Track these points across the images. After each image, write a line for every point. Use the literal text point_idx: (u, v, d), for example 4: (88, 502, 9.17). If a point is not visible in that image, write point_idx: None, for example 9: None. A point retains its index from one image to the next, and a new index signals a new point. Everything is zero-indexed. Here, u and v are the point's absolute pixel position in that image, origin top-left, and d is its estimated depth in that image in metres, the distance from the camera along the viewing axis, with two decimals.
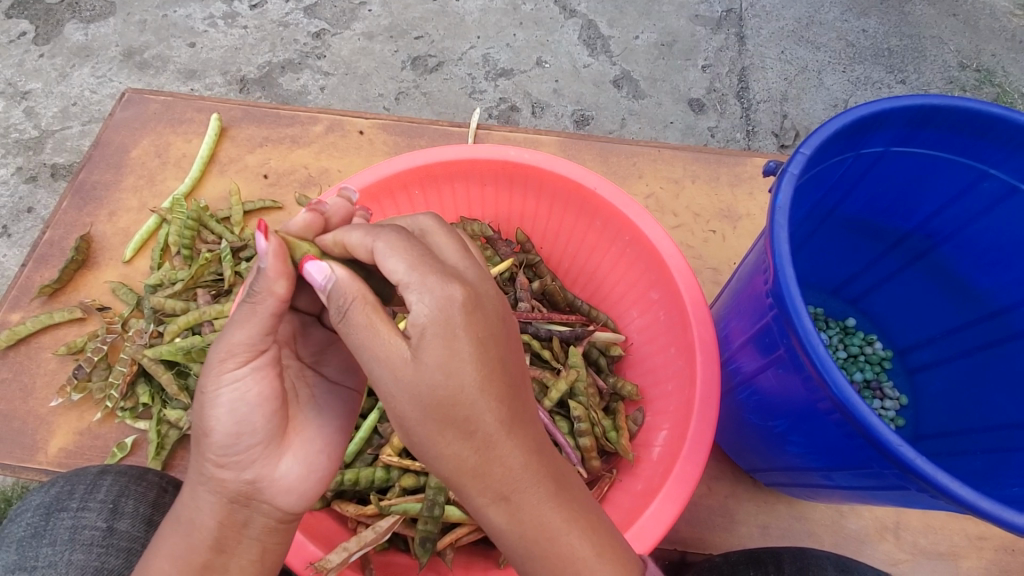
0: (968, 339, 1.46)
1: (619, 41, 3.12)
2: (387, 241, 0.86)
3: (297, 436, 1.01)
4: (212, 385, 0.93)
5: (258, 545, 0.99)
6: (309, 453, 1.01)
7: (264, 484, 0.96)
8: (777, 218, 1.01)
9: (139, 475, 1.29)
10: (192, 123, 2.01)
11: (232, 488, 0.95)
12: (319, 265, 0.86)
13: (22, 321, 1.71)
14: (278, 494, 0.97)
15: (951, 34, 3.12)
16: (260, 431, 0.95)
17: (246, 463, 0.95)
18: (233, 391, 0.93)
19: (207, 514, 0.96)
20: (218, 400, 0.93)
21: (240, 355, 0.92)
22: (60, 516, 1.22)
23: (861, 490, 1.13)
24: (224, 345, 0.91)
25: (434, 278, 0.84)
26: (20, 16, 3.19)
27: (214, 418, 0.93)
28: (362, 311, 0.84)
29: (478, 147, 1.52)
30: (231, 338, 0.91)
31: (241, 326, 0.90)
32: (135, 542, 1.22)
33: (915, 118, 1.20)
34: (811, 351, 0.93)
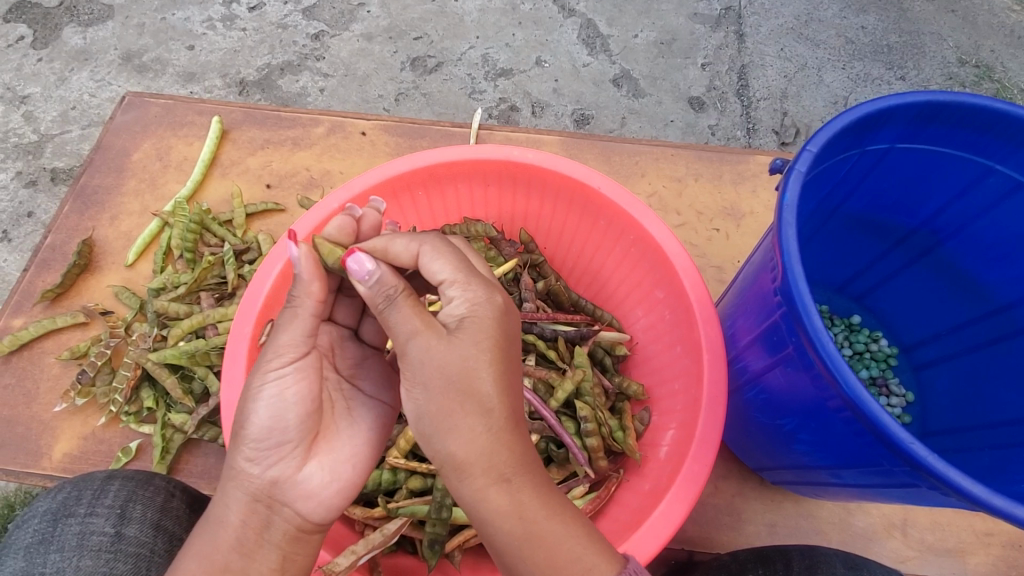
0: (974, 335, 1.45)
1: (619, 40, 3.11)
2: (433, 245, 0.97)
3: (326, 447, 1.01)
4: (257, 379, 0.98)
5: (278, 552, 0.96)
6: (334, 463, 1.01)
7: (288, 485, 0.96)
8: (785, 216, 1.00)
9: (146, 480, 1.29)
10: (193, 125, 2.01)
11: (261, 484, 0.96)
12: (364, 260, 0.89)
13: (24, 326, 1.71)
14: (299, 498, 0.97)
15: (951, 30, 3.12)
16: (297, 430, 0.98)
17: (279, 461, 0.97)
18: (280, 386, 0.97)
19: (230, 510, 0.95)
20: (265, 395, 0.97)
21: (290, 352, 0.98)
22: (67, 522, 1.21)
23: (870, 488, 1.13)
24: (275, 342, 0.98)
25: (476, 283, 0.94)
26: (18, 20, 3.18)
27: (258, 411, 0.96)
28: (405, 303, 0.88)
29: (481, 147, 1.52)
30: (284, 336, 0.98)
31: (287, 327, 0.98)
32: (143, 547, 1.22)
33: (920, 115, 1.19)
34: (821, 349, 0.93)
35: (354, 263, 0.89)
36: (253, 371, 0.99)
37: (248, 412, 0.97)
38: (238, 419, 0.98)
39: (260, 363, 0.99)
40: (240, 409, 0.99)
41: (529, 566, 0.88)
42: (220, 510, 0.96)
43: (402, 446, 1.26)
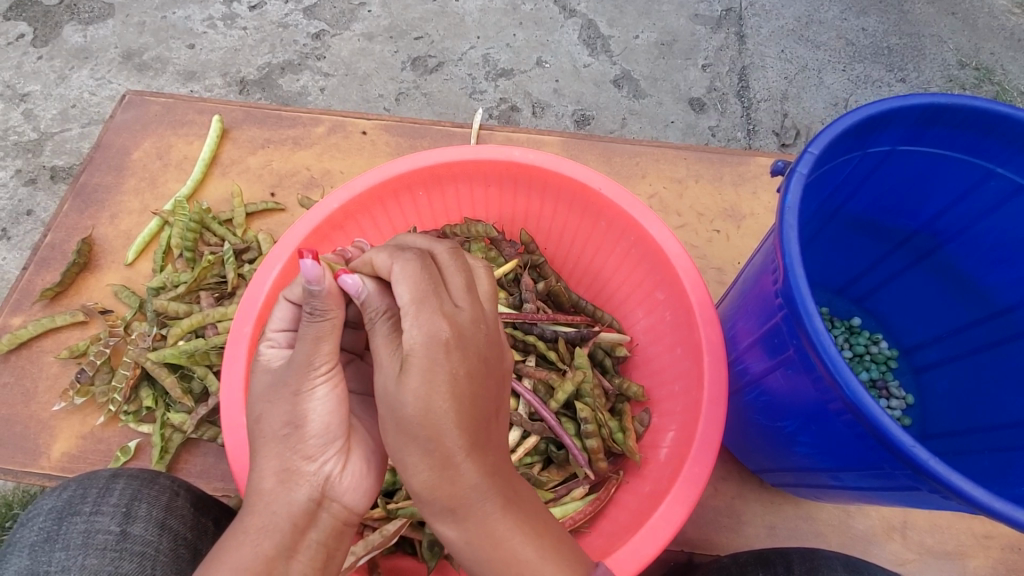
0: (974, 338, 1.45)
1: (619, 41, 3.11)
2: (403, 265, 0.92)
3: (357, 439, 1.04)
4: (297, 384, 0.95)
5: (323, 550, 0.93)
6: (368, 455, 1.04)
7: (340, 481, 0.97)
8: (786, 218, 1.00)
9: (150, 479, 1.29)
10: (193, 124, 2.00)
11: (316, 482, 0.94)
12: (354, 276, 0.97)
13: (24, 325, 1.70)
14: (347, 493, 0.97)
15: (950, 32, 3.12)
16: (342, 429, 0.98)
17: (330, 458, 0.97)
18: (327, 389, 0.96)
19: (282, 515, 0.91)
20: (315, 397, 0.95)
21: (329, 360, 0.96)
22: (74, 520, 1.21)
23: (870, 491, 1.13)
24: (312, 352, 0.95)
25: (428, 312, 0.88)
26: (19, 17, 3.18)
27: (311, 410, 0.95)
28: (385, 324, 0.94)
29: (482, 147, 1.52)
30: (319, 348, 0.95)
31: (325, 338, 0.95)
32: (149, 546, 1.21)
33: (922, 117, 1.19)
34: (822, 351, 0.93)
35: (345, 282, 0.96)
36: (288, 378, 0.95)
37: (298, 413, 0.94)
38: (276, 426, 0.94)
39: (298, 370, 0.95)
40: (281, 412, 0.94)
41: (526, 566, 0.88)
42: (269, 518, 0.90)
43: None
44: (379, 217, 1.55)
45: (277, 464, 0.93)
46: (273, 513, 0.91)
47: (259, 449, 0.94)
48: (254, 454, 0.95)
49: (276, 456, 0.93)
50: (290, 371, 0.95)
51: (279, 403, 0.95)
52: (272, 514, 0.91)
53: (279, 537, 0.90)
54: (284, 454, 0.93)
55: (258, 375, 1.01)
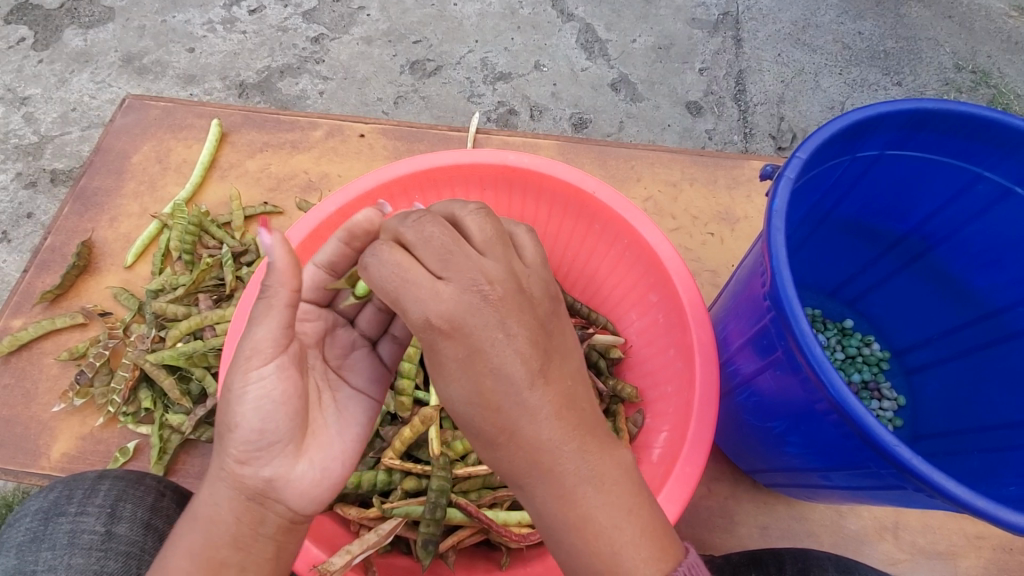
0: (966, 340, 1.47)
1: (617, 44, 3.13)
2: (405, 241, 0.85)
3: (315, 444, 1.01)
4: (239, 382, 0.95)
5: (273, 543, 0.98)
6: (326, 461, 1.01)
7: (285, 483, 0.97)
8: (774, 221, 1.02)
9: (137, 479, 1.30)
10: (193, 128, 2.02)
11: (256, 480, 0.96)
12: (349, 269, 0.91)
13: (24, 326, 1.72)
14: (292, 496, 0.97)
15: (947, 36, 3.14)
16: (289, 430, 0.97)
17: (275, 460, 0.96)
18: (263, 387, 0.95)
19: (224, 509, 0.95)
20: (249, 391, 0.95)
21: (267, 351, 0.95)
22: (58, 521, 1.22)
23: (859, 490, 1.14)
24: (251, 344, 0.94)
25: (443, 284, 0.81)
26: (19, 21, 3.20)
27: (242, 407, 0.95)
28: None
29: (477, 151, 1.54)
30: (258, 337, 0.94)
31: (262, 322, 0.94)
32: (134, 545, 1.23)
33: (910, 122, 1.21)
34: (808, 352, 0.94)
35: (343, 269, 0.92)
36: (232, 375, 0.96)
37: (234, 409, 0.95)
38: (225, 423, 0.97)
39: (239, 361, 0.95)
40: (223, 408, 0.97)
41: None
42: (212, 508, 0.96)
43: (397, 446, 1.29)
44: None
45: (218, 460, 0.97)
46: (216, 507, 0.96)
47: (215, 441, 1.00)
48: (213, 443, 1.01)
49: (219, 451, 0.97)
50: (239, 358, 0.96)
51: (226, 399, 0.98)
52: (215, 507, 0.96)
53: (225, 530, 0.95)
54: (222, 451, 0.97)
55: None
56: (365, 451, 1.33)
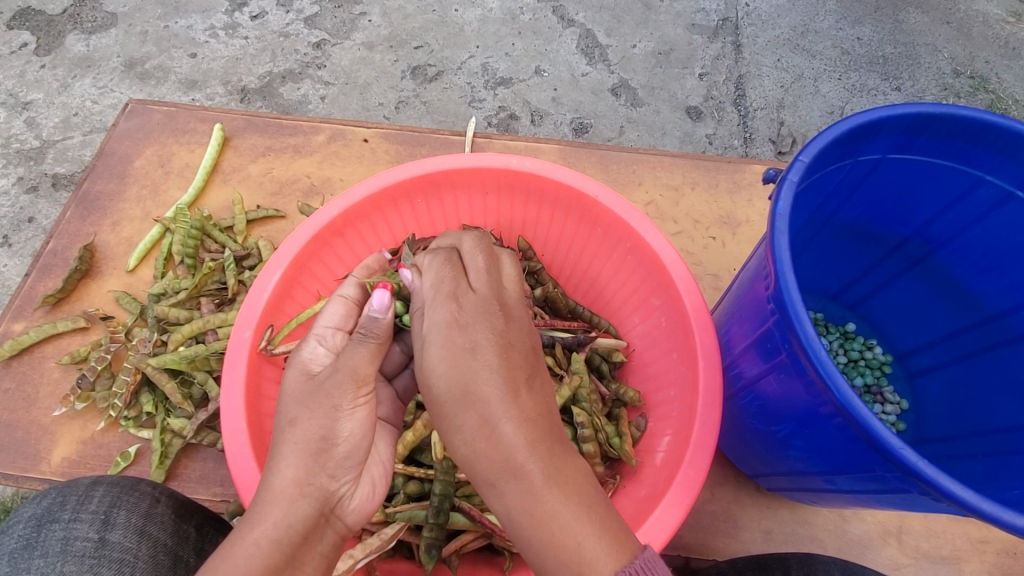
0: (969, 343, 1.46)
1: (617, 50, 3.15)
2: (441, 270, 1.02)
3: (369, 470, 1.08)
4: (341, 400, 1.00)
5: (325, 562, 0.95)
6: (377, 482, 1.08)
7: (350, 503, 1.01)
8: (777, 225, 1.02)
9: (131, 486, 1.29)
10: (195, 133, 2.03)
11: (331, 499, 0.96)
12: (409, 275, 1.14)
13: (25, 330, 1.72)
14: (349, 513, 1.00)
15: (945, 41, 3.16)
16: (360, 458, 1.02)
17: (346, 479, 1.00)
18: (360, 411, 1.02)
19: (293, 528, 0.90)
20: (354, 416, 1.01)
21: (367, 384, 1.04)
22: (51, 528, 1.22)
23: (863, 494, 1.14)
24: (355, 369, 1.02)
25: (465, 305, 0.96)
26: (21, 27, 3.21)
27: (345, 428, 1.00)
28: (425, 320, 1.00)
29: (480, 155, 1.54)
30: (362, 367, 1.03)
31: (369, 358, 1.04)
32: (128, 552, 1.22)
33: (912, 126, 1.21)
34: (812, 355, 0.94)
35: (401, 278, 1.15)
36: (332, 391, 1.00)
37: (334, 428, 0.98)
38: (316, 433, 0.96)
39: (342, 381, 1.01)
40: (317, 423, 0.97)
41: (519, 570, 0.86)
42: (283, 530, 0.90)
43: (399, 451, 1.28)
44: (378, 224, 1.57)
45: (303, 472, 0.94)
46: (288, 525, 0.90)
47: (280, 456, 0.95)
48: (278, 456, 0.96)
49: (305, 466, 0.94)
50: (334, 383, 1.00)
51: (317, 411, 0.98)
52: (287, 527, 0.90)
53: (290, 549, 0.89)
54: (314, 464, 0.95)
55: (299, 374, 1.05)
56: None
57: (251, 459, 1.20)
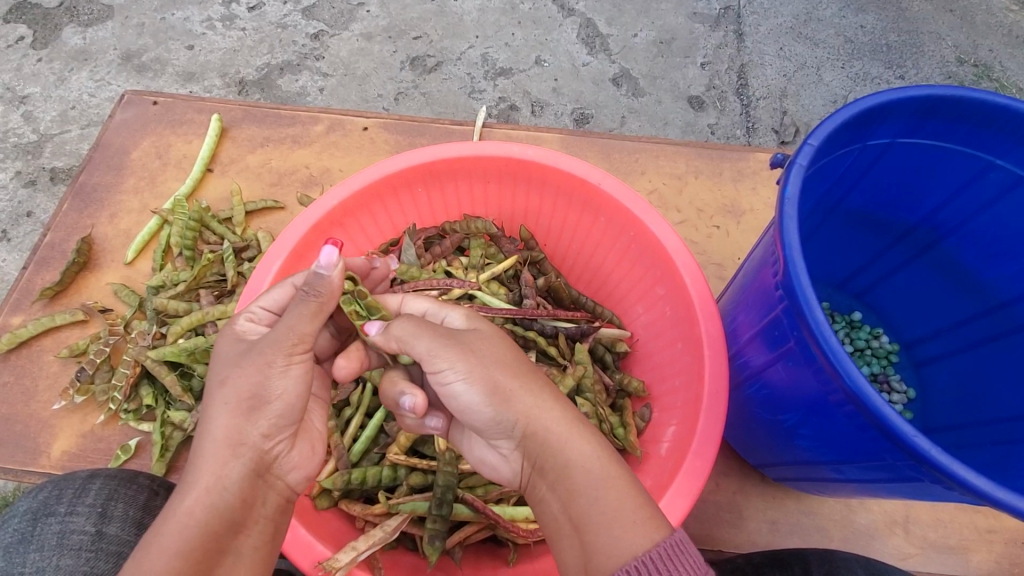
0: (976, 331, 1.45)
1: (618, 39, 3.11)
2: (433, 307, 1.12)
3: (305, 430, 1.06)
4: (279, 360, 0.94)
5: (271, 525, 0.97)
6: (317, 443, 1.07)
7: (287, 461, 1.00)
8: (786, 209, 1.00)
9: (129, 479, 1.28)
10: (192, 123, 2.00)
11: (265, 461, 0.95)
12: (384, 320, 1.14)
13: (23, 324, 1.70)
14: (290, 471, 1.01)
15: (949, 29, 3.12)
16: (294, 417, 0.98)
17: (282, 441, 0.98)
18: (301, 373, 0.97)
19: (230, 492, 0.91)
20: (288, 374, 0.95)
21: (305, 343, 0.97)
22: (48, 521, 1.20)
23: (872, 483, 1.13)
24: (292, 327, 0.95)
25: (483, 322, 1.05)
26: (18, 20, 3.18)
27: (280, 387, 0.95)
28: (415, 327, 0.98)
29: (481, 143, 1.51)
30: (299, 326, 0.96)
31: (306, 317, 0.97)
32: (125, 546, 1.21)
33: (922, 109, 1.19)
34: (824, 342, 0.92)
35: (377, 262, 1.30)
36: (264, 352, 0.94)
37: (266, 387, 0.94)
38: (251, 396, 0.93)
39: (276, 343, 0.95)
40: (249, 380, 0.93)
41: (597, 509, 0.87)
42: (218, 495, 0.90)
43: (402, 442, 1.27)
44: (378, 213, 1.54)
45: (233, 434, 0.92)
46: (223, 490, 0.90)
47: (211, 413, 0.93)
48: (206, 417, 0.93)
49: (233, 426, 0.92)
50: (270, 343, 0.95)
51: (245, 373, 0.93)
52: (221, 491, 0.90)
53: (228, 513, 0.90)
54: (246, 423, 0.93)
55: (228, 341, 1.00)
56: (370, 447, 1.33)
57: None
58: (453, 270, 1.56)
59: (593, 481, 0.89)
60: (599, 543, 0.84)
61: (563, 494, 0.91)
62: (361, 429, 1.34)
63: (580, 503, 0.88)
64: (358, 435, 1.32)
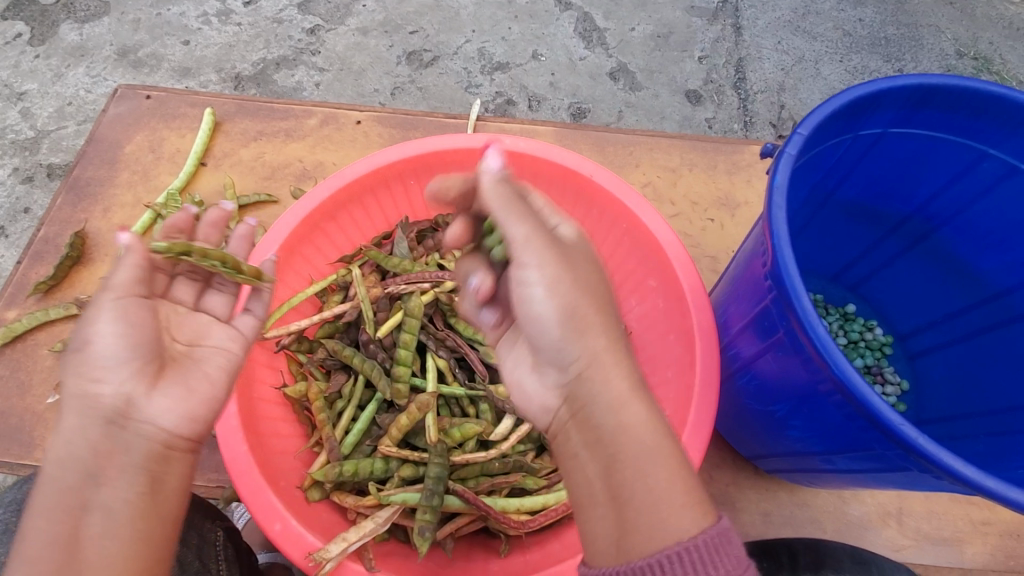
0: (970, 322, 1.45)
1: (615, 33, 3.10)
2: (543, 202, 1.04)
3: (179, 375, 1.03)
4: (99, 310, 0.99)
5: (143, 475, 0.95)
6: (190, 384, 1.03)
7: (145, 406, 0.97)
8: (775, 198, 0.99)
9: None
10: (186, 117, 2.00)
11: (111, 406, 0.96)
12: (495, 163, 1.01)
13: (18, 318, 1.71)
14: (154, 417, 0.98)
15: (948, 22, 3.10)
16: (136, 357, 0.98)
17: (132, 383, 0.97)
18: (121, 313, 0.99)
19: (80, 444, 0.94)
20: (116, 320, 0.98)
21: (123, 289, 1.01)
22: None
23: (862, 474, 1.13)
24: (104, 282, 1.02)
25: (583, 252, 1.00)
26: (15, 17, 3.17)
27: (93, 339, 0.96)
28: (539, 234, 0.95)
29: (472, 135, 1.51)
30: (113, 276, 1.02)
31: (117, 268, 1.03)
32: None
33: (915, 97, 1.18)
34: (812, 331, 0.92)
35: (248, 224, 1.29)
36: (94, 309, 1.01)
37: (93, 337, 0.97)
38: (86, 348, 0.97)
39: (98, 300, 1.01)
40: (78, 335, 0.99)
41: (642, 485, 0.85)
42: (68, 448, 0.94)
43: (394, 434, 1.27)
44: (369, 206, 1.54)
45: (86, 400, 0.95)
46: (72, 443, 0.94)
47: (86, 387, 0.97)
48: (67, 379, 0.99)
49: (75, 380, 0.97)
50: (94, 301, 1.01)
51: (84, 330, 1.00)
52: (70, 444, 0.94)
53: (81, 465, 0.93)
54: (85, 376, 0.96)
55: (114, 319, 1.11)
56: (363, 439, 1.33)
57: (236, 416, 1.17)
58: (446, 263, 1.54)
59: (642, 454, 0.86)
60: (639, 523, 0.83)
61: (604, 462, 0.89)
62: (353, 421, 1.35)
63: (620, 477, 0.86)
64: (350, 428, 1.32)
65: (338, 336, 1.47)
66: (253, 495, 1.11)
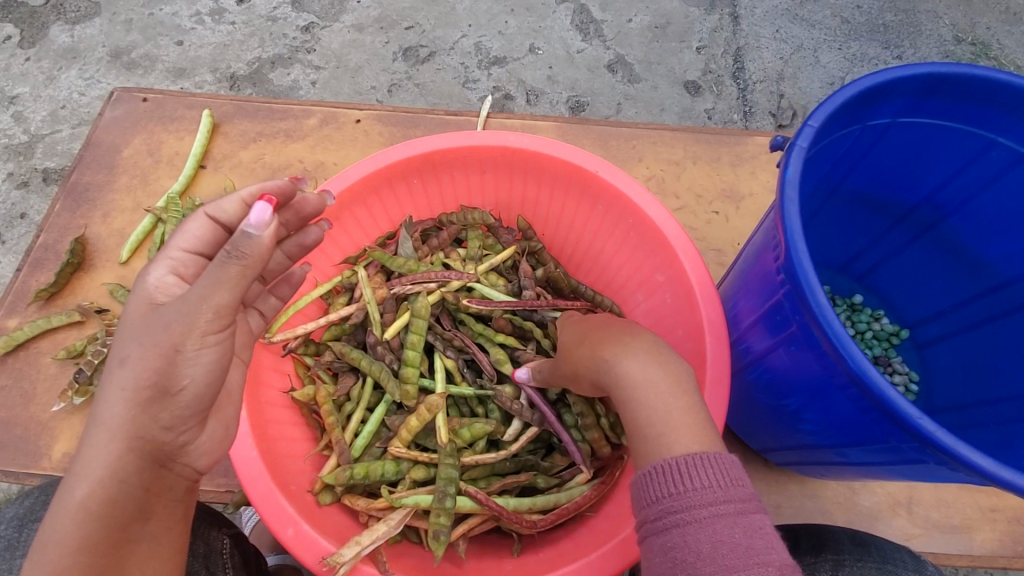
0: (978, 310, 1.44)
1: (613, 25, 3.08)
2: None
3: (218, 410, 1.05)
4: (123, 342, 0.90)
5: (182, 506, 1.00)
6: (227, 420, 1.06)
7: (194, 448, 0.99)
8: (787, 192, 0.98)
9: None
10: (183, 120, 1.97)
11: (169, 449, 0.95)
12: None
13: (21, 326, 1.70)
14: (198, 456, 1.00)
15: (947, 8, 3.08)
16: (200, 406, 0.96)
17: (187, 430, 0.96)
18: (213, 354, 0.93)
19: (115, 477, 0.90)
20: (199, 361, 0.92)
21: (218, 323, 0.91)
22: (33, 527, 1.23)
23: (875, 466, 1.12)
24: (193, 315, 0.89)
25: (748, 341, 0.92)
26: (5, 19, 3.13)
27: (190, 376, 0.92)
28: None
29: (477, 133, 1.50)
30: (215, 297, 0.89)
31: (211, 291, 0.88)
32: None
33: (923, 87, 1.17)
34: (825, 325, 0.91)
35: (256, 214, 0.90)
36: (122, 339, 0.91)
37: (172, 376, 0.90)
38: (157, 380, 0.90)
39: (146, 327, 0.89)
40: (150, 366, 0.89)
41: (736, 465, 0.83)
42: (107, 486, 0.89)
43: (404, 435, 1.28)
44: (375, 206, 1.53)
45: (137, 427, 0.90)
46: (116, 483, 0.90)
47: (104, 393, 0.90)
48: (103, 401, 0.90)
49: (136, 415, 0.90)
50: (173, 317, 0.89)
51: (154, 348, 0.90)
52: (116, 484, 0.90)
53: (92, 509, 0.89)
54: (145, 409, 0.90)
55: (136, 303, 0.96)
56: (373, 441, 1.32)
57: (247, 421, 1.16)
58: (451, 262, 1.53)
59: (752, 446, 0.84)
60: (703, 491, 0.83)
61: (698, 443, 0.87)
62: (361, 423, 1.35)
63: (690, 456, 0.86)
64: (359, 431, 1.32)
65: (345, 338, 1.45)
66: (265, 500, 1.11)
